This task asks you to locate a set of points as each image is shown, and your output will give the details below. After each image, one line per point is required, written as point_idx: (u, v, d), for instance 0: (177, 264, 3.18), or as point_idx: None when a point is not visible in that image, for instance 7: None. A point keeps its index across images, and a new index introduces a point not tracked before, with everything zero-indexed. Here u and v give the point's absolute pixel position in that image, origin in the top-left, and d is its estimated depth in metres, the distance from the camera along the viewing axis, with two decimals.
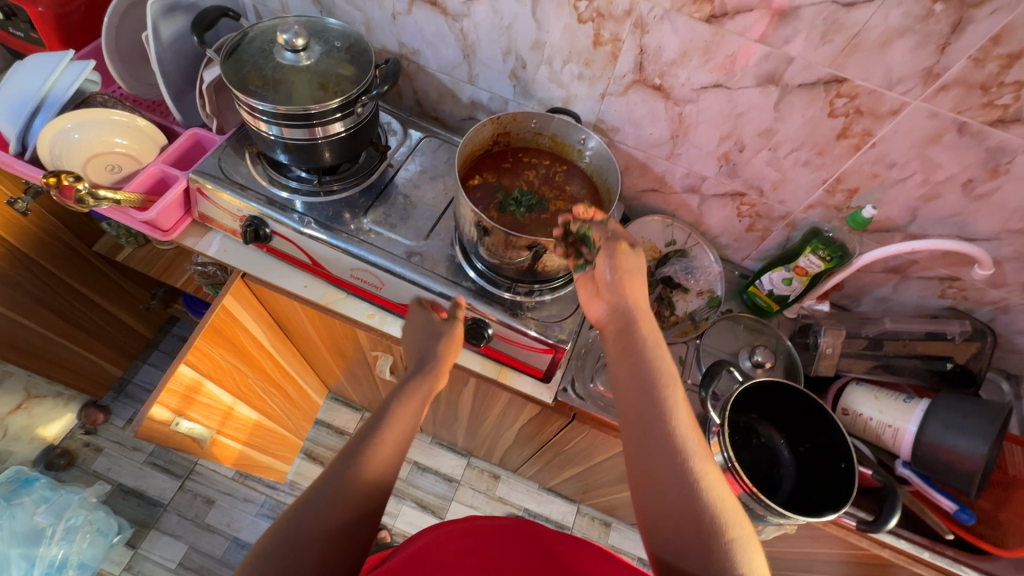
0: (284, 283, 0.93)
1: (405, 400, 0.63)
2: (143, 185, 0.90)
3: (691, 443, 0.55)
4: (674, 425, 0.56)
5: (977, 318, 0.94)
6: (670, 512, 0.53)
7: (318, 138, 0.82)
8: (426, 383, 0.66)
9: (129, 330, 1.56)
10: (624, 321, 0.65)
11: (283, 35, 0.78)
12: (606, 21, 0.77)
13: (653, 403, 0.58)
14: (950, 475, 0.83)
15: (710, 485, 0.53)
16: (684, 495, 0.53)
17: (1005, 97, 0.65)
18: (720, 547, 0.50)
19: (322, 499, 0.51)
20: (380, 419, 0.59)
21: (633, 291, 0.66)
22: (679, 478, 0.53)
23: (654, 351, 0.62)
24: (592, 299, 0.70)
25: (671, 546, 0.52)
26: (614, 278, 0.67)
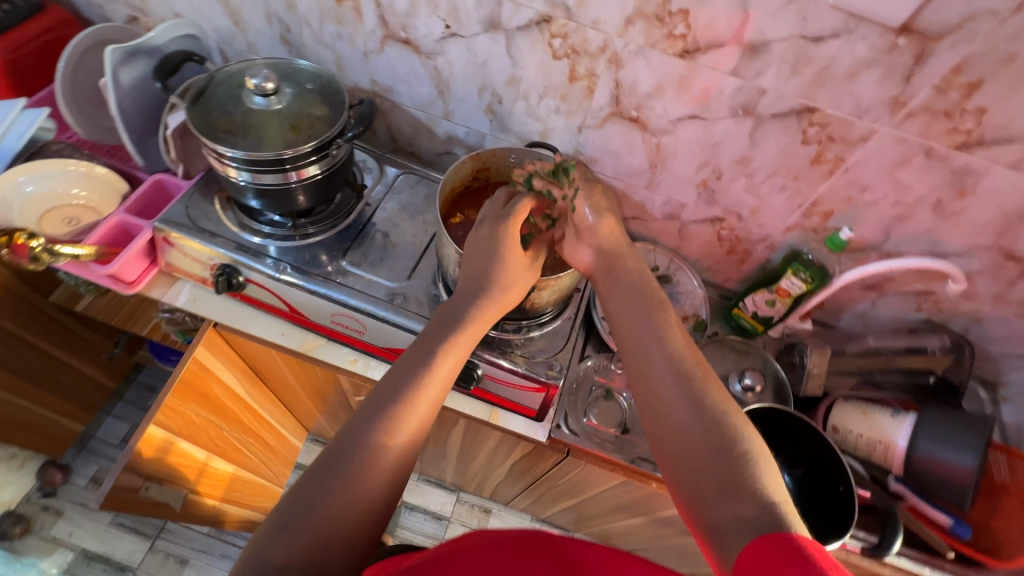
0: (260, 331, 0.89)
1: (455, 330, 0.65)
2: (105, 237, 0.84)
3: (689, 364, 0.60)
4: (672, 350, 0.61)
5: (952, 329, 0.97)
6: (683, 430, 0.55)
7: (291, 183, 0.80)
8: (479, 309, 0.68)
9: (90, 382, 1.47)
10: (610, 254, 0.73)
11: (253, 79, 0.76)
12: (581, 56, 0.77)
13: (650, 333, 0.64)
14: (945, 489, 0.84)
15: (714, 404, 0.56)
16: (694, 409, 0.56)
17: (968, 122, 0.67)
18: (739, 459, 0.52)
19: (373, 419, 0.56)
20: (425, 353, 0.62)
21: (610, 230, 0.73)
22: (683, 397, 0.57)
23: (642, 283, 0.69)
24: (575, 249, 0.75)
25: (688, 468, 0.54)
26: (596, 219, 0.73)
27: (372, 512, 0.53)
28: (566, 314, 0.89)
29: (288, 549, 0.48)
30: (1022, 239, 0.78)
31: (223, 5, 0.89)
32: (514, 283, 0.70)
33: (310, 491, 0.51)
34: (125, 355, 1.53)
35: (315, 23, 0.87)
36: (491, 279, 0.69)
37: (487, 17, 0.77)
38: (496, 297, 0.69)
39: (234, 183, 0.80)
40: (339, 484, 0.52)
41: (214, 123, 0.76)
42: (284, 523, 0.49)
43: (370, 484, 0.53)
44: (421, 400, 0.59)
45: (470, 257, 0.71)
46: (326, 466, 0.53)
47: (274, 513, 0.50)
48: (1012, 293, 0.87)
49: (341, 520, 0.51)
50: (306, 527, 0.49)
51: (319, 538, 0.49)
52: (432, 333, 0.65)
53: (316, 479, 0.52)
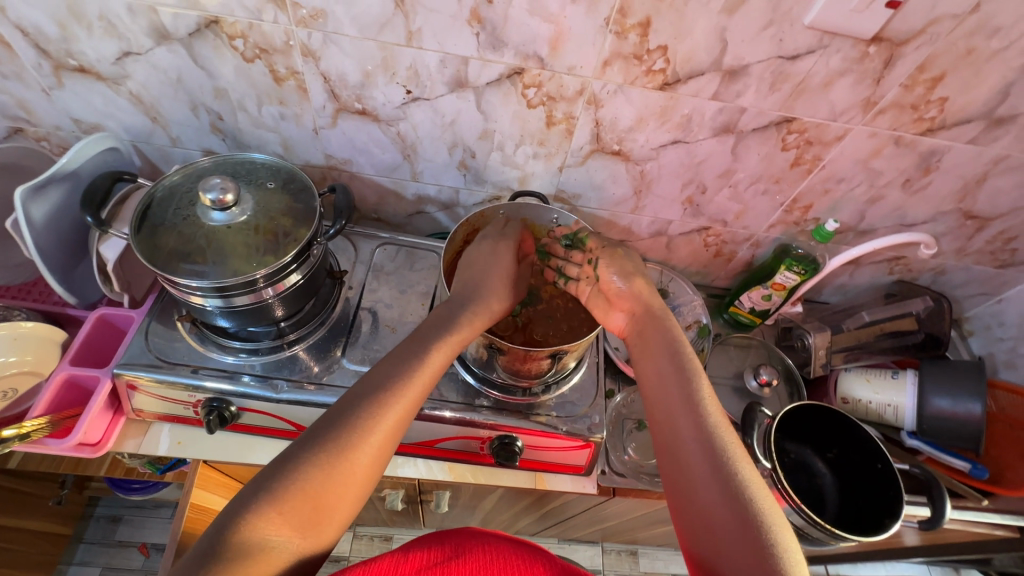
0: (265, 459, 0.79)
1: (452, 324, 0.66)
2: (52, 400, 0.71)
3: (723, 435, 0.56)
4: (704, 419, 0.58)
5: (922, 284, 1.04)
6: (694, 479, 0.54)
7: (267, 297, 0.71)
8: (475, 307, 0.69)
9: (40, 536, 1.27)
10: (647, 316, 0.70)
11: (208, 194, 0.65)
12: (558, 102, 0.74)
13: (671, 381, 0.62)
14: (957, 437, 0.90)
15: (744, 485, 0.52)
16: (706, 466, 0.54)
17: (933, 111, 0.71)
18: (749, 513, 0.50)
19: (364, 404, 0.55)
20: (419, 350, 0.62)
21: (641, 291, 0.72)
22: (711, 471, 0.54)
23: (678, 344, 0.66)
24: (608, 312, 0.74)
25: (699, 514, 0.52)
26: (625, 284, 0.73)
27: (355, 498, 0.51)
28: (588, 360, 0.87)
29: (265, 521, 0.45)
30: (979, 200, 0.85)
31: (136, 103, 0.77)
32: (511, 296, 0.74)
33: (288, 466, 0.49)
34: (75, 493, 1.35)
35: (253, 107, 0.77)
36: (487, 281, 0.72)
37: (452, 78, 0.71)
38: (491, 296, 0.71)
39: (201, 308, 0.70)
40: (323, 462, 0.50)
41: (169, 251, 0.66)
42: (259, 491, 0.47)
43: (356, 467, 0.51)
44: (413, 398, 0.58)
45: (468, 266, 0.74)
46: (308, 443, 0.51)
47: (247, 486, 0.48)
48: (971, 245, 0.94)
49: (322, 496, 0.49)
50: (283, 497, 0.47)
51: (297, 510, 0.47)
52: (426, 332, 0.64)
53: (296, 455, 0.50)
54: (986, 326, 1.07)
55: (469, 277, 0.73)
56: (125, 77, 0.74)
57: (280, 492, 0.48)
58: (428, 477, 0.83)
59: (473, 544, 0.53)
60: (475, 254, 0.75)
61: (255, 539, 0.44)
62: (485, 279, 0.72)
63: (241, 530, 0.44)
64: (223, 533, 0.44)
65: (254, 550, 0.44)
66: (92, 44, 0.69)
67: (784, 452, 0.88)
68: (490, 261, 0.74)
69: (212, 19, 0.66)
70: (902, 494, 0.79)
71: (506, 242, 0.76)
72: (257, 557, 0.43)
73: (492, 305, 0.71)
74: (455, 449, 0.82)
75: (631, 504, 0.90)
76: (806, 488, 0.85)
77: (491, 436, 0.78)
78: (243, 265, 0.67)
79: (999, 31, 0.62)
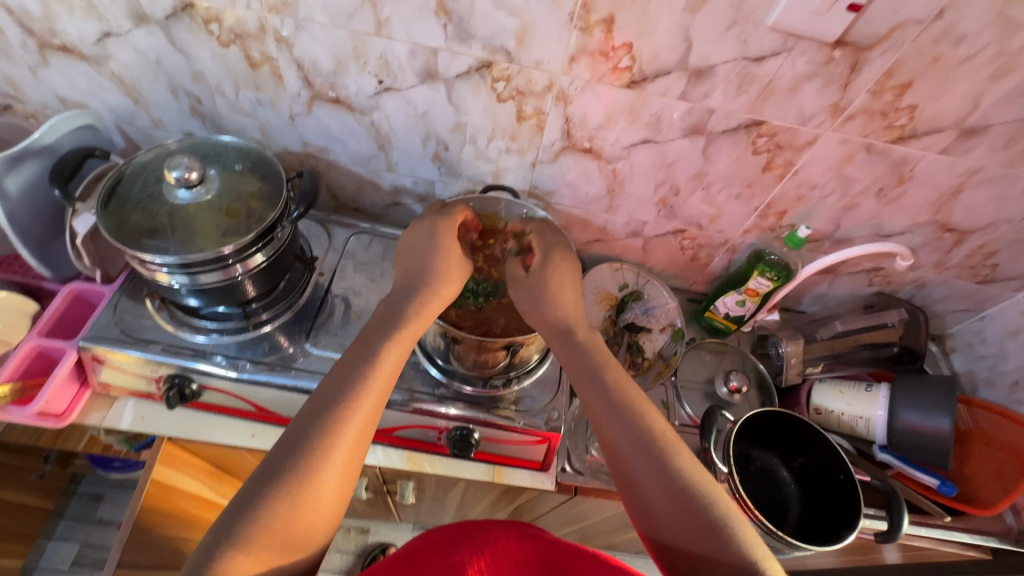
0: (225, 439, 0.80)
1: (400, 323, 0.63)
2: (19, 368, 0.73)
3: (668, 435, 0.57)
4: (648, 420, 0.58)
5: (902, 298, 1.03)
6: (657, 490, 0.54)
7: (236, 276, 0.72)
8: (423, 299, 0.66)
9: (21, 509, 1.29)
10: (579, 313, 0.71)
11: (174, 172, 0.67)
12: (527, 97, 0.74)
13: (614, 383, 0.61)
14: (926, 453, 0.88)
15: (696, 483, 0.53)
16: (662, 478, 0.54)
17: (902, 118, 0.70)
18: (713, 515, 0.51)
19: (318, 424, 0.52)
20: (369, 353, 0.59)
21: (561, 283, 0.70)
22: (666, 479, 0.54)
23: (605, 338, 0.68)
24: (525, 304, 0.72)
25: (661, 520, 0.52)
26: (567, 278, 0.71)
27: (327, 519, 0.50)
28: (553, 356, 0.87)
29: (235, 566, 0.44)
30: (955, 213, 0.84)
31: (118, 83, 0.79)
32: (457, 273, 0.70)
33: (249, 504, 0.48)
34: (58, 469, 1.37)
35: (230, 92, 0.79)
36: (434, 264, 0.69)
37: (422, 69, 0.72)
38: (439, 284, 0.67)
39: (168, 286, 0.71)
40: (283, 493, 0.48)
41: (135, 227, 0.67)
42: (224, 537, 0.46)
43: (321, 489, 0.50)
44: (367, 403, 0.56)
45: (409, 251, 0.72)
46: (266, 477, 0.49)
47: (210, 533, 0.46)
48: (950, 259, 0.93)
49: (290, 527, 0.48)
50: (251, 538, 0.46)
51: (268, 547, 0.46)
52: (374, 334, 0.62)
53: (256, 491, 0.48)
54: (967, 342, 1.05)
55: (411, 264, 0.70)
56: (107, 58, 0.75)
57: (246, 532, 0.46)
58: (387, 466, 0.83)
59: (471, 535, 0.53)
60: (412, 237, 0.73)
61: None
62: (432, 262, 0.69)
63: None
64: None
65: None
66: (74, 24, 0.71)
67: (749, 459, 0.87)
68: (430, 241, 0.70)
69: (188, 2, 0.68)
70: (862, 506, 0.78)
71: (446, 222, 0.72)
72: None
73: (440, 293, 0.67)
74: (413, 438, 0.82)
75: (592, 503, 0.89)
76: (770, 497, 0.84)
77: (449, 427, 0.79)
78: (206, 243, 0.68)
79: (965, 38, 0.61)
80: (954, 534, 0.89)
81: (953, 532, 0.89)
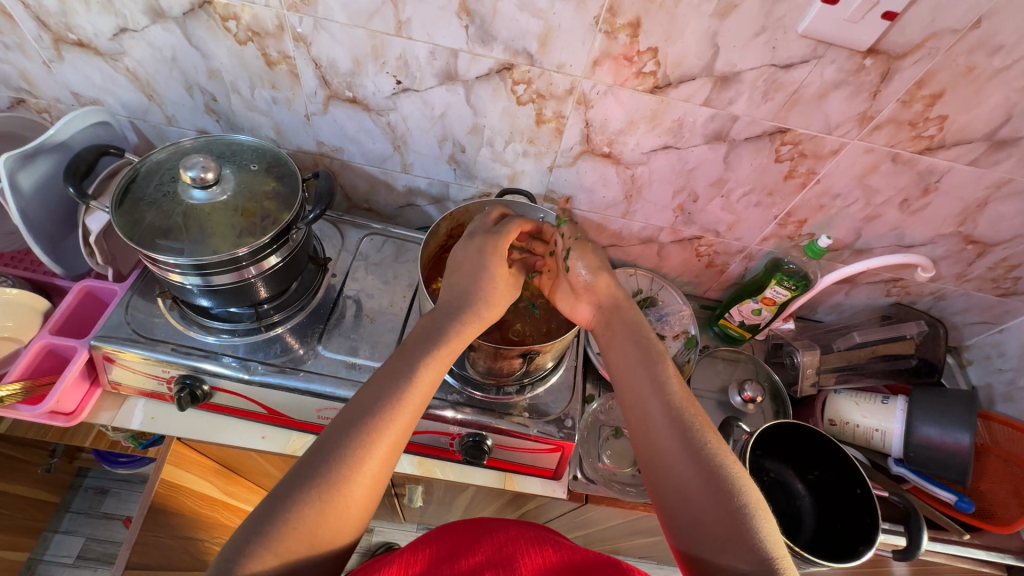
0: (234, 441, 0.80)
1: (439, 338, 0.61)
2: (29, 366, 0.73)
3: (700, 418, 0.55)
4: (677, 400, 0.57)
5: (920, 309, 1.02)
6: (683, 487, 0.51)
7: (249, 277, 0.71)
8: (465, 319, 0.64)
9: (28, 502, 1.28)
10: (614, 310, 0.68)
11: (189, 171, 0.66)
12: (547, 100, 0.73)
13: (649, 382, 0.59)
14: (944, 469, 0.85)
15: (727, 466, 0.51)
16: (695, 463, 0.52)
17: (931, 129, 0.69)
18: (743, 519, 0.48)
19: (351, 432, 0.51)
20: (407, 364, 0.58)
21: (607, 288, 0.69)
22: (698, 462, 0.52)
23: (642, 332, 0.65)
24: (574, 305, 0.72)
25: (687, 522, 0.50)
26: (591, 278, 0.69)
27: (352, 525, 0.49)
28: (567, 362, 0.86)
29: (259, 564, 0.43)
30: (979, 225, 0.82)
31: (133, 80, 0.78)
32: (500, 303, 0.69)
33: (275, 507, 0.46)
34: (64, 462, 1.37)
35: (246, 90, 0.78)
36: (479, 291, 0.67)
37: (442, 70, 0.71)
38: (480, 305, 0.66)
39: (180, 286, 0.70)
40: (309, 497, 0.47)
41: (148, 226, 0.66)
42: (250, 535, 0.45)
43: (349, 496, 0.49)
44: (403, 415, 0.54)
45: (455, 270, 0.69)
46: (297, 478, 0.48)
47: (236, 531, 0.45)
48: (972, 271, 0.91)
49: (315, 530, 0.47)
50: (278, 537, 0.45)
51: (292, 548, 0.45)
52: (412, 346, 0.60)
53: (285, 493, 0.47)
54: (985, 355, 1.03)
55: (456, 283, 0.68)
56: (123, 54, 0.74)
57: (270, 534, 0.45)
58: (397, 470, 0.83)
59: (487, 536, 0.53)
60: (458, 256, 0.70)
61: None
62: (478, 286, 0.67)
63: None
64: None
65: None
66: (90, 19, 0.70)
67: (764, 470, 0.86)
68: (480, 263, 0.68)
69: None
70: (880, 521, 0.76)
71: (495, 241, 0.69)
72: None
73: (480, 316, 0.66)
74: (424, 443, 0.82)
75: (602, 511, 0.88)
76: (784, 512, 0.84)
77: (462, 433, 0.78)
78: (221, 245, 0.67)
79: (1001, 49, 0.60)
80: (971, 551, 0.87)
81: (970, 548, 0.87)
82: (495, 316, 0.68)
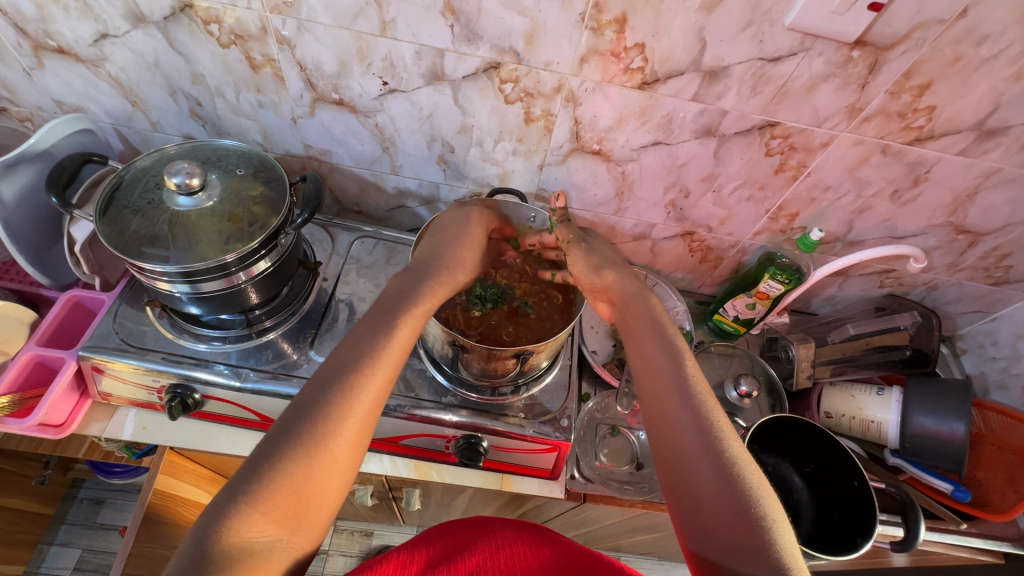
0: (229, 448, 0.79)
1: (417, 296, 0.62)
2: (16, 379, 0.72)
3: (714, 415, 0.55)
4: (693, 395, 0.56)
5: (913, 299, 1.02)
6: (698, 487, 0.51)
7: (239, 283, 0.71)
8: (440, 278, 0.65)
9: (22, 514, 1.27)
10: (628, 302, 0.68)
11: (174, 178, 0.65)
12: (536, 98, 0.73)
13: (670, 378, 0.58)
14: (939, 459, 0.85)
15: (737, 464, 0.51)
16: (708, 459, 0.52)
17: (920, 119, 0.69)
18: (759, 528, 0.48)
19: (336, 389, 0.51)
20: (388, 323, 0.58)
21: (620, 279, 0.69)
22: (709, 459, 0.52)
23: (663, 324, 0.64)
24: (595, 299, 0.73)
25: (698, 521, 0.50)
26: (595, 277, 0.70)
27: (340, 486, 0.49)
28: (561, 362, 0.86)
29: (247, 524, 0.43)
30: (970, 215, 0.82)
31: (116, 86, 0.77)
32: (474, 269, 0.71)
33: (265, 464, 0.46)
34: (58, 474, 1.35)
35: (231, 94, 0.77)
36: (455, 252, 0.68)
37: (428, 70, 0.71)
38: (450, 262, 0.67)
39: (168, 293, 0.69)
40: (300, 454, 0.47)
41: (134, 235, 0.65)
42: (238, 494, 0.44)
43: (334, 456, 0.48)
44: (386, 375, 0.54)
45: (439, 230, 0.71)
46: (282, 435, 0.48)
47: (225, 487, 0.45)
48: (964, 260, 0.91)
49: (305, 491, 0.46)
50: (266, 496, 0.44)
51: (281, 509, 0.44)
52: (392, 305, 0.60)
53: (269, 451, 0.47)
54: (979, 344, 1.04)
55: (436, 243, 0.69)
56: (104, 60, 0.73)
57: (261, 492, 0.44)
58: (393, 474, 0.82)
59: (483, 537, 0.51)
60: (443, 219, 0.73)
61: (240, 547, 0.42)
62: (454, 248, 0.68)
63: (222, 537, 0.42)
64: (207, 541, 0.41)
65: (239, 555, 0.41)
66: (69, 26, 0.69)
67: (760, 464, 0.86)
68: (460, 231, 0.71)
69: (187, 3, 0.66)
70: (877, 513, 0.76)
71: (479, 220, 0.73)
72: (245, 562, 0.41)
73: (457, 278, 0.67)
74: (420, 446, 0.81)
75: (600, 510, 0.87)
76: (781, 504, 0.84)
77: (457, 435, 0.77)
78: (210, 251, 0.66)
79: (988, 38, 0.60)
80: (968, 539, 0.87)
81: (967, 536, 0.88)
82: (470, 279, 0.70)
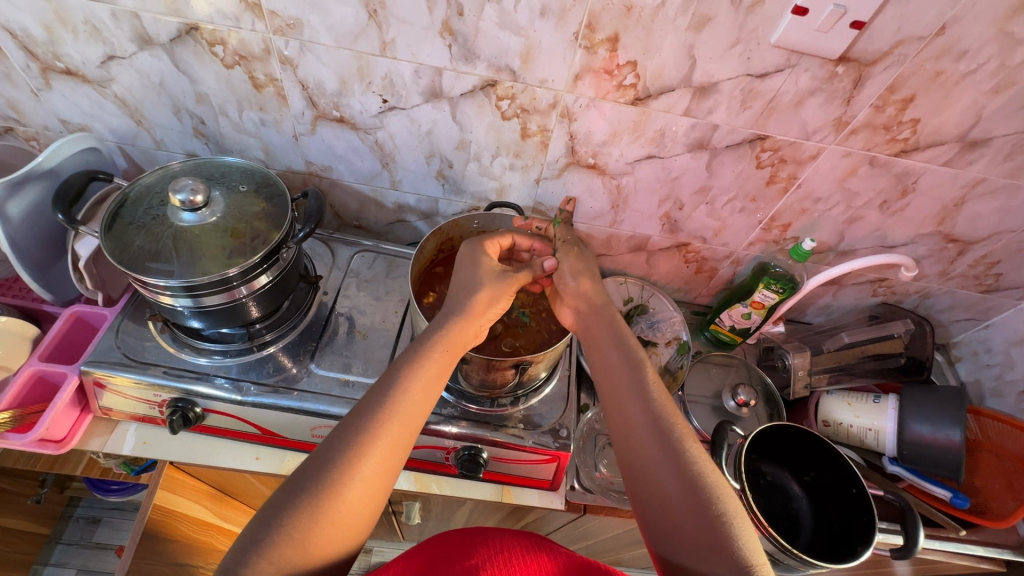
0: (228, 463, 0.79)
1: (433, 341, 0.61)
2: (18, 394, 0.72)
3: (676, 421, 0.55)
4: (654, 404, 0.57)
5: (907, 308, 1.03)
6: (662, 493, 0.51)
7: (240, 297, 0.72)
8: (459, 319, 0.64)
9: (18, 533, 1.26)
10: (593, 313, 0.70)
11: (179, 195, 0.67)
12: (531, 114, 0.74)
13: (630, 387, 0.59)
14: (938, 466, 0.85)
15: (698, 470, 0.51)
16: (673, 466, 0.52)
17: (905, 132, 0.71)
18: (723, 530, 0.47)
19: (351, 435, 0.51)
20: (401, 368, 0.58)
21: (588, 289, 0.72)
22: (674, 467, 0.52)
23: (624, 339, 0.65)
24: (559, 307, 0.75)
25: (666, 527, 0.50)
26: (572, 281, 0.73)
27: (354, 536, 0.48)
28: (560, 373, 0.87)
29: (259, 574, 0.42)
30: (958, 223, 0.84)
31: (121, 105, 0.79)
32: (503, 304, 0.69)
33: (277, 512, 0.46)
34: (55, 492, 1.35)
35: (233, 112, 0.79)
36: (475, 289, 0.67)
37: (427, 88, 0.73)
38: (478, 305, 0.66)
39: (170, 308, 0.70)
40: (312, 502, 0.46)
41: (139, 250, 0.66)
42: (253, 544, 0.44)
43: (350, 502, 0.48)
44: (405, 420, 0.53)
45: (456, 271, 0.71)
46: (294, 484, 0.47)
47: (240, 537, 0.45)
48: (954, 268, 0.93)
49: (316, 539, 0.45)
50: (276, 546, 0.44)
51: (291, 558, 0.44)
52: (410, 353, 0.60)
53: (284, 498, 0.47)
54: (973, 351, 1.05)
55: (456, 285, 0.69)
56: (110, 80, 0.75)
57: (273, 541, 0.44)
58: (393, 487, 0.82)
59: (483, 542, 0.52)
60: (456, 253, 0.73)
61: None
62: (470, 286, 0.68)
63: None
64: None
65: None
66: (78, 48, 0.71)
67: (760, 473, 0.86)
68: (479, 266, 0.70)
69: (192, 25, 0.68)
70: (877, 521, 0.76)
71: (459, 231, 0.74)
72: None
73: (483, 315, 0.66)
74: (420, 459, 0.81)
75: (601, 521, 0.87)
76: (781, 512, 0.83)
77: (457, 446, 0.78)
78: (213, 265, 0.67)
79: (966, 54, 0.62)
80: (969, 548, 0.87)
81: (968, 544, 0.87)
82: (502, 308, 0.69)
